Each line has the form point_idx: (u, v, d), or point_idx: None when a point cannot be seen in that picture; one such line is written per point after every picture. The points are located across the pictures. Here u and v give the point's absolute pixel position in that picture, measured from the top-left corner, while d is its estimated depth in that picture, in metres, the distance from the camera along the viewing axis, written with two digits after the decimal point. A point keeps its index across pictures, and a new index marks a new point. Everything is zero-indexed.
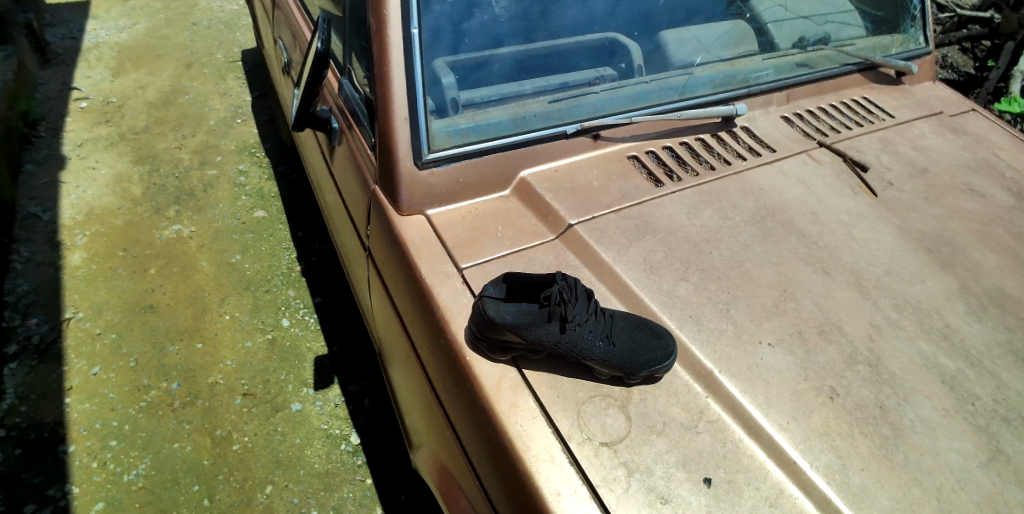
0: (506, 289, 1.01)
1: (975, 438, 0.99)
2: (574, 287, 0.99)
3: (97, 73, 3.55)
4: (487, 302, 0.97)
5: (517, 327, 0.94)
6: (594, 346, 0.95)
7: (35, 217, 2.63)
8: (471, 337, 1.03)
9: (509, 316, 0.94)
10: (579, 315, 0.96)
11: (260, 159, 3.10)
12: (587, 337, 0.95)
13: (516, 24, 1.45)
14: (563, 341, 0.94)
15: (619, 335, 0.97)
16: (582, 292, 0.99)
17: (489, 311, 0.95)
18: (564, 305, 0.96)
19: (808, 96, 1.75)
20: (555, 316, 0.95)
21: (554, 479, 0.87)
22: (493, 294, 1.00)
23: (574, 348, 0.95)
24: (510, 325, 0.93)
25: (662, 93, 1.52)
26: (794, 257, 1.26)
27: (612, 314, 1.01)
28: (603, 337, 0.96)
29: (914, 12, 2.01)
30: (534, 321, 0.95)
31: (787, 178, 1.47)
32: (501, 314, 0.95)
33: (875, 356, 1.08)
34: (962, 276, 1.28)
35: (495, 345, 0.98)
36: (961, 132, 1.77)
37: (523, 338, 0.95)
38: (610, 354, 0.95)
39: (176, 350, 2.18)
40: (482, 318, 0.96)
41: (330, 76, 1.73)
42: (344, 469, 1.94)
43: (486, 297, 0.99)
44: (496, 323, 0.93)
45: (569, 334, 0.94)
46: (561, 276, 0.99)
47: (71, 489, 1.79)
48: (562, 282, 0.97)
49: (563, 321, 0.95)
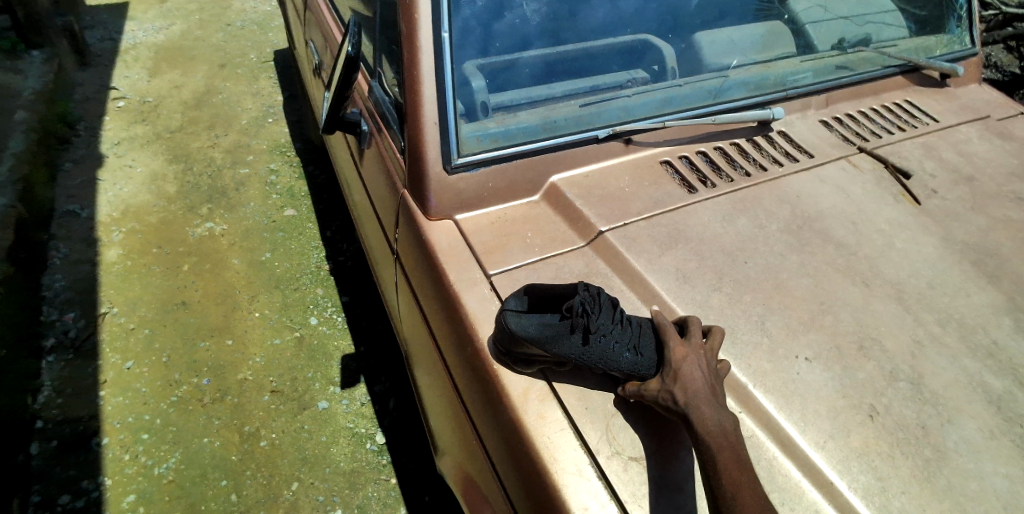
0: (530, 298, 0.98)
1: (1023, 461, 0.95)
2: (599, 293, 0.92)
3: (134, 73, 3.64)
4: (509, 316, 0.94)
5: (540, 342, 0.91)
6: (621, 359, 0.90)
7: (73, 213, 2.71)
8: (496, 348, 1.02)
9: (530, 332, 0.91)
10: (605, 325, 0.91)
11: (290, 159, 3.14)
12: (612, 349, 0.90)
13: (544, 25, 1.43)
14: (587, 354, 0.90)
15: (649, 346, 0.92)
16: (608, 299, 0.93)
17: (511, 325, 0.92)
18: (587, 317, 0.90)
19: (847, 100, 1.70)
20: (577, 328, 0.90)
21: (582, 493, 0.86)
22: (516, 304, 0.97)
23: (598, 359, 0.90)
24: (532, 341, 0.91)
25: (694, 97, 1.50)
26: (831, 267, 1.22)
27: (644, 321, 0.95)
28: (631, 349, 0.91)
29: (959, 13, 1.94)
30: (555, 334, 0.90)
31: (824, 185, 1.43)
32: (521, 329, 0.92)
33: (916, 373, 1.04)
34: (1009, 290, 1.23)
35: (519, 357, 0.97)
36: (1008, 137, 1.70)
37: (547, 351, 0.92)
38: (638, 366, 0.91)
39: (206, 346, 2.23)
40: (505, 331, 0.94)
41: (360, 79, 1.75)
42: (369, 468, 1.96)
43: (507, 309, 0.96)
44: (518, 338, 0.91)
45: (593, 347, 0.90)
46: (586, 283, 0.93)
47: (103, 481, 1.84)
48: (582, 293, 0.90)
49: (587, 333, 0.90)
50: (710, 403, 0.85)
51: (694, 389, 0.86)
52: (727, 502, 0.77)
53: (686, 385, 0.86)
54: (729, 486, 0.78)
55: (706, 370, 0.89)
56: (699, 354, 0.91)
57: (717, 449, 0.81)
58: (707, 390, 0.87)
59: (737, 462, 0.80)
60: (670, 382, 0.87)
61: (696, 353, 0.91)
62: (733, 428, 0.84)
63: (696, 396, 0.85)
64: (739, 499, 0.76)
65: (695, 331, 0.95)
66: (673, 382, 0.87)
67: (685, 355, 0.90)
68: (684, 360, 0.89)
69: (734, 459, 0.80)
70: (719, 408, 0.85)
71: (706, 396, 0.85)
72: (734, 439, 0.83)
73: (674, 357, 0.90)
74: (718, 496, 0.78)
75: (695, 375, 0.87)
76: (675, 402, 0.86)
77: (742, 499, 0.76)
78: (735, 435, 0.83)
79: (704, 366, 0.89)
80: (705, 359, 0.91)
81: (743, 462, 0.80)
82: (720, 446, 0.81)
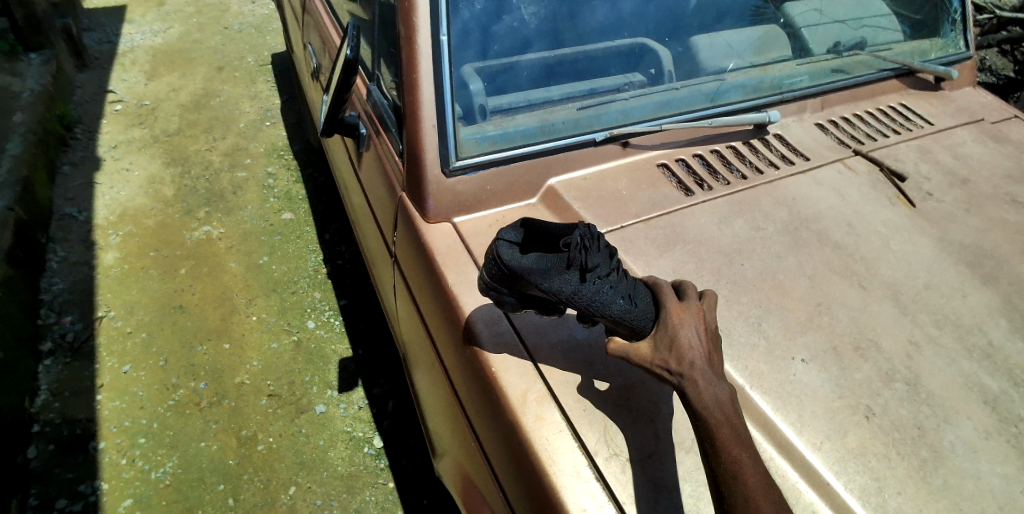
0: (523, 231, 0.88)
1: (1019, 461, 0.95)
2: (599, 235, 0.86)
3: (132, 77, 3.64)
4: (499, 241, 0.84)
5: (533, 273, 0.80)
6: (616, 303, 0.82)
7: (71, 217, 2.70)
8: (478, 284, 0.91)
9: (523, 260, 0.81)
10: (603, 268, 0.83)
11: (288, 162, 3.14)
12: (608, 293, 0.82)
13: (543, 27, 1.44)
14: (580, 293, 0.81)
15: (644, 298, 0.85)
16: (607, 245, 0.87)
17: (501, 251, 0.82)
18: (586, 253, 0.81)
19: (843, 103, 1.72)
20: (575, 265, 0.81)
21: (580, 495, 0.86)
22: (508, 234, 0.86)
23: (591, 302, 0.82)
24: (524, 270, 0.80)
25: (692, 100, 1.50)
26: (828, 269, 1.22)
27: (637, 278, 0.89)
28: (627, 297, 0.83)
29: (954, 16, 1.96)
30: (551, 267, 0.80)
31: (820, 187, 1.44)
32: (513, 257, 0.81)
33: (913, 374, 1.04)
34: (1005, 291, 1.23)
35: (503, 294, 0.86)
36: (1003, 140, 1.71)
37: (537, 285, 0.81)
38: (632, 314, 0.82)
39: (204, 349, 2.22)
40: (493, 258, 0.83)
41: (359, 82, 1.75)
42: (367, 472, 1.95)
43: (498, 236, 0.85)
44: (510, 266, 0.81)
45: (588, 286, 0.81)
46: (587, 221, 0.86)
47: (100, 485, 1.83)
48: (584, 229, 0.82)
49: (583, 271, 0.81)
50: (707, 373, 0.80)
51: (691, 360, 0.80)
52: (728, 483, 0.73)
53: (682, 354, 0.81)
54: (732, 468, 0.74)
55: (702, 335, 0.83)
56: (696, 318, 0.85)
57: (715, 424, 0.77)
58: (704, 359, 0.81)
59: (738, 441, 0.76)
60: (666, 351, 0.81)
61: (693, 317, 0.84)
62: (729, 403, 0.80)
63: (693, 369, 0.80)
64: (743, 482, 0.73)
65: (691, 293, 0.89)
66: (669, 352, 0.81)
67: (681, 319, 0.83)
68: (681, 325, 0.83)
69: (733, 438, 0.76)
70: (716, 379, 0.81)
71: (703, 366, 0.81)
72: (732, 415, 0.79)
73: (672, 321, 0.83)
74: (720, 480, 0.74)
75: (693, 345, 0.81)
76: (670, 371, 0.81)
77: (746, 482, 0.73)
78: (732, 408, 0.80)
79: (701, 331, 0.83)
80: (701, 321, 0.85)
81: (743, 440, 0.77)
82: (717, 420, 0.78)
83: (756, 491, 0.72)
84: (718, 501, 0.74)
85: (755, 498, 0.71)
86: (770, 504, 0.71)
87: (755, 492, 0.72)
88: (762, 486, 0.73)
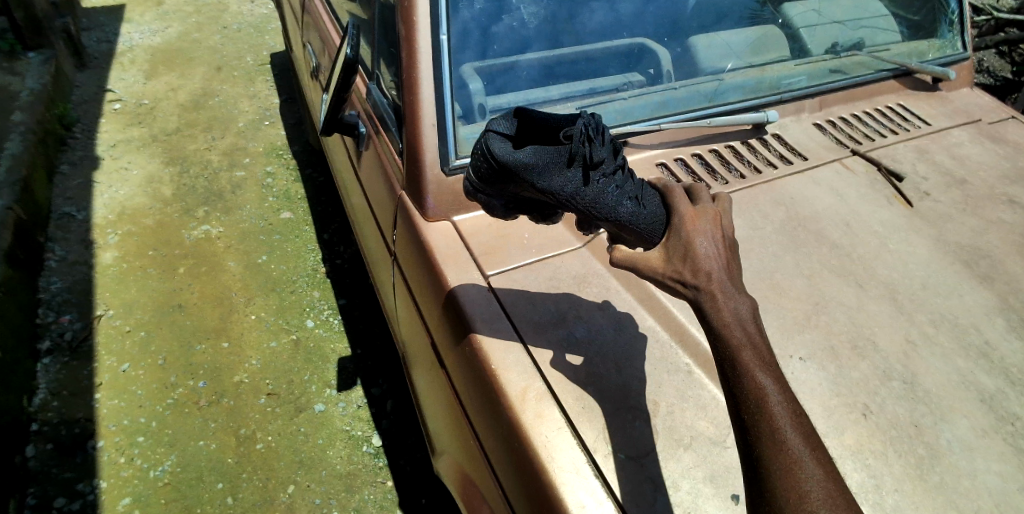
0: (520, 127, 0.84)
1: (1014, 459, 0.96)
2: (600, 130, 0.82)
3: (131, 76, 3.64)
4: (495, 137, 0.81)
5: (529, 170, 0.78)
6: (619, 205, 0.78)
7: (69, 216, 2.70)
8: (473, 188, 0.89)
9: (518, 156, 0.78)
10: (605, 166, 0.80)
11: (287, 161, 3.14)
12: (611, 192, 0.79)
13: (542, 28, 1.44)
14: (580, 191, 0.79)
15: (652, 199, 0.80)
16: (609, 140, 0.83)
17: (497, 146, 0.79)
18: (588, 147, 0.79)
19: (841, 103, 1.72)
20: (575, 160, 0.78)
21: (579, 492, 0.86)
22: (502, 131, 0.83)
23: (591, 202, 0.79)
24: (520, 166, 0.78)
25: (691, 100, 1.51)
26: (826, 268, 1.23)
27: (646, 180, 0.85)
28: (631, 198, 0.79)
29: (952, 17, 1.96)
30: (549, 161, 0.77)
31: (818, 187, 1.44)
32: (508, 154, 0.79)
33: (910, 373, 1.05)
34: (1002, 290, 1.24)
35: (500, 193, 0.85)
36: (1000, 140, 1.72)
37: (535, 184, 0.79)
38: (638, 216, 0.77)
39: (202, 348, 2.22)
40: (489, 155, 0.81)
41: (358, 81, 1.75)
42: (365, 471, 1.96)
43: (493, 133, 0.82)
44: (505, 160, 0.78)
45: (589, 183, 0.79)
46: (587, 115, 0.82)
47: (99, 484, 1.83)
48: (586, 122, 0.80)
49: (585, 167, 0.79)
50: (725, 285, 0.70)
51: (708, 271, 0.70)
52: (752, 412, 0.62)
53: (696, 264, 0.71)
54: (756, 393, 0.63)
55: (721, 243, 0.73)
56: (714, 224, 0.75)
57: (736, 343, 0.66)
58: (722, 270, 0.71)
59: (763, 360, 0.65)
60: (678, 262, 0.72)
61: (710, 224, 0.75)
62: (752, 318, 0.69)
63: (710, 279, 0.70)
64: (767, 406, 0.62)
65: (706, 197, 0.80)
66: (683, 263, 0.72)
67: (695, 228, 0.74)
68: (696, 234, 0.73)
69: (757, 357, 0.65)
70: (735, 292, 0.70)
71: (721, 277, 0.70)
72: (755, 331, 0.68)
73: (685, 228, 0.74)
74: (741, 405, 0.63)
75: (710, 254, 0.72)
76: (683, 283, 0.71)
77: (771, 407, 0.62)
78: (758, 326, 0.68)
79: (719, 240, 0.73)
80: (719, 229, 0.75)
81: (768, 358, 0.66)
82: (739, 338, 0.66)
83: (782, 417, 0.62)
84: (738, 429, 0.63)
85: (782, 426, 0.61)
86: (797, 432, 0.61)
87: (781, 418, 0.62)
88: (790, 412, 0.63)
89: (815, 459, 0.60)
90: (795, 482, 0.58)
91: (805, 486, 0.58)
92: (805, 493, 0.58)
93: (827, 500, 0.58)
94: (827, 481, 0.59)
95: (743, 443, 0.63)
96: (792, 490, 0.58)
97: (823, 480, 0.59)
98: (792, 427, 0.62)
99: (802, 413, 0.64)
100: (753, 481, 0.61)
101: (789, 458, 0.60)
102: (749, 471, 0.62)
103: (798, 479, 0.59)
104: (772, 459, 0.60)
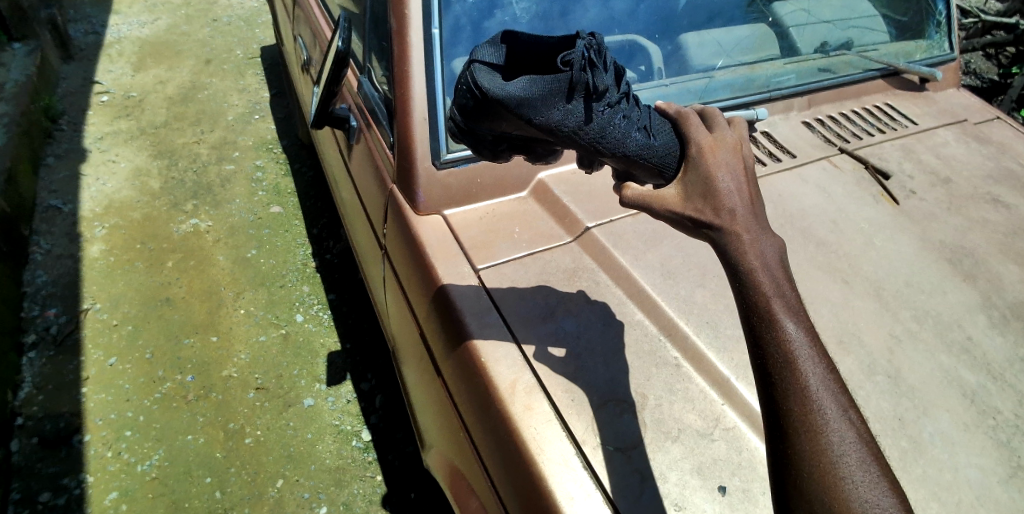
0: (504, 54, 0.79)
1: (995, 453, 0.98)
2: (599, 53, 0.78)
3: (118, 68, 3.59)
4: (478, 70, 0.76)
5: (526, 106, 0.74)
6: (629, 136, 0.76)
7: (56, 209, 2.66)
8: (460, 128, 0.87)
9: (513, 90, 0.73)
10: (607, 95, 0.77)
11: (276, 155, 3.13)
12: (618, 124, 0.77)
13: (535, 23, 1.42)
14: (585, 127, 0.76)
15: (661, 128, 0.77)
16: (608, 63, 0.79)
17: (481, 82, 0.75)
18: (588, 74, 0.75)
19: (829, 102, 1.75)
20: (577, 89, 0.74)
21: (570, 484, 0.87)
22: (487, 59, 0.78)
23: (598, 135, 0.77)
24: (517, 102, 0.73)
25: (682, 97, 1.54)
26: (814, 266, 1.24)
27: (649, 105, 0.82)
28: (639, 128, 0.77)
29: (939, 18, 1.99)
30: (548, 95, 0.73)
31: (807, 185, 1.46)
32: (500, 88, 0.74)
33: (894, 368, 1.07)
34: (984, 288, 1.26)
35: (488, 132, 0.83)
36: (984, 141, 1.74)
37: (532, 120, 0.75)
38: (649, 148, 0.75)
39: (190, 343, 2.21)
40: (474, 93, 0.76)
41: (350, 75, 1.75)
42: (354, 466, 1.96)
43: (476, 63, 0.77)
44: (494, 98, 0.74)
45: (594, 118, 0.76)
46: (586, 36, 0.77)
47: (85, 478, 1.81)
48: (585, 43, 0.76)
49: (588, 98, 0.76)
50: (749, 225, 0.65)
51: (731, 209, 0.66)
52: (779, 371, 0.60)
53: (718, 204, 0.66)
54: (783, 347, 0.60)
55: (741, 178, 0.69)
56: (733, 155, 0.70)
57: (760, 291, 0.62)
58: (744, 208, 0.66)
59: (791, 308, 0.62)
60: (699, 200, 0.68)
61: (729, 155, 0.70)
62: (778, 261, 0.65)
63: (733, 219, 0.65)
64: (794, 362, 0.59)
65: (722, 122, 0.75)
66: (703, 202, 0.67)
67: (716, 162, 0.69)
68: (716, 168, 0.69)
69: (785, 305, 0.62)
70: (761, 231, 0.66)
71: (745, 215, 0.66)
72: (781, 276, 0.64)
73: (705, 162, 0.70)
74: (767, 361, 0.60)
75: (732, 191, 0.67)
76: (703, 222, 0.66)
77: (799, 363, 0.59)
78: (781, 269, 0.64)
79: (740, 175, 0.69)
80: (741, 161, 0.70)
81: (795, 306, 0.62)
82: (763, 286, 0.62)
83: (810, 374, 0.59)
84: (762, 386, 0.61)
85: (809, 383, 0.59)
86: (825, 390, 0.59)
87: (809, 375, 0.59)
88: (818, 367, 0.60)
89: (842, 417, 0.59)
90: (823, 444, 0.57)
91: (834, 446, 0.57)
92: (833, 455, 0.56)
93: (855, 459, 0.57)
94: (855, 439, 0.58)
95: (767, 402, 0.61)
96: (819, 453, 0.57)
97: (852, 440, 0.57)
98: (820, 383, 0.59)
99: (830, 367, 0.61)
100: (776, 441, 0.60)
101: (816, 421, 0.58)
102: (772, 431, 0.60)
103: (826, 441, 0.57)
104: (799, 421, 0.58)
